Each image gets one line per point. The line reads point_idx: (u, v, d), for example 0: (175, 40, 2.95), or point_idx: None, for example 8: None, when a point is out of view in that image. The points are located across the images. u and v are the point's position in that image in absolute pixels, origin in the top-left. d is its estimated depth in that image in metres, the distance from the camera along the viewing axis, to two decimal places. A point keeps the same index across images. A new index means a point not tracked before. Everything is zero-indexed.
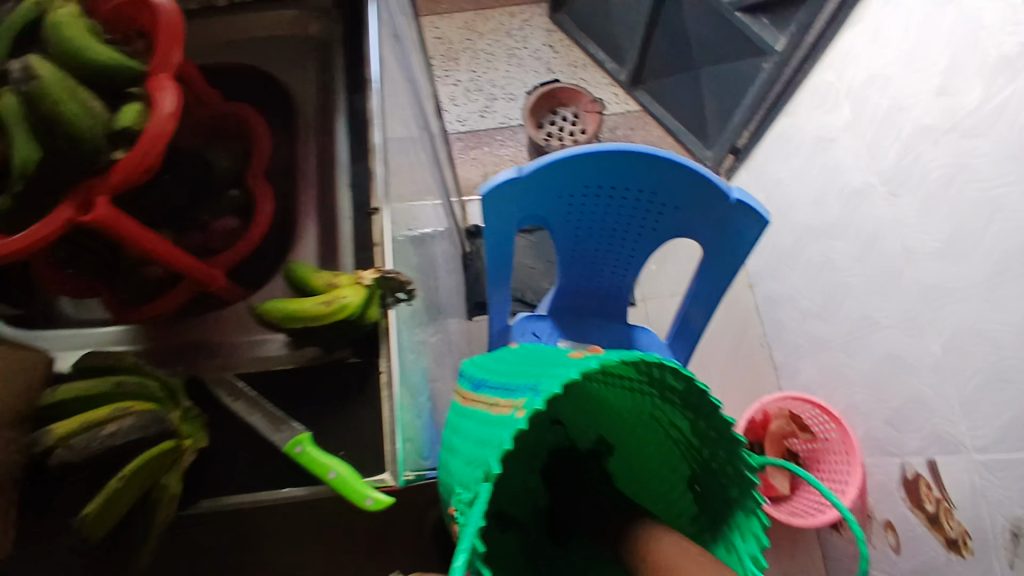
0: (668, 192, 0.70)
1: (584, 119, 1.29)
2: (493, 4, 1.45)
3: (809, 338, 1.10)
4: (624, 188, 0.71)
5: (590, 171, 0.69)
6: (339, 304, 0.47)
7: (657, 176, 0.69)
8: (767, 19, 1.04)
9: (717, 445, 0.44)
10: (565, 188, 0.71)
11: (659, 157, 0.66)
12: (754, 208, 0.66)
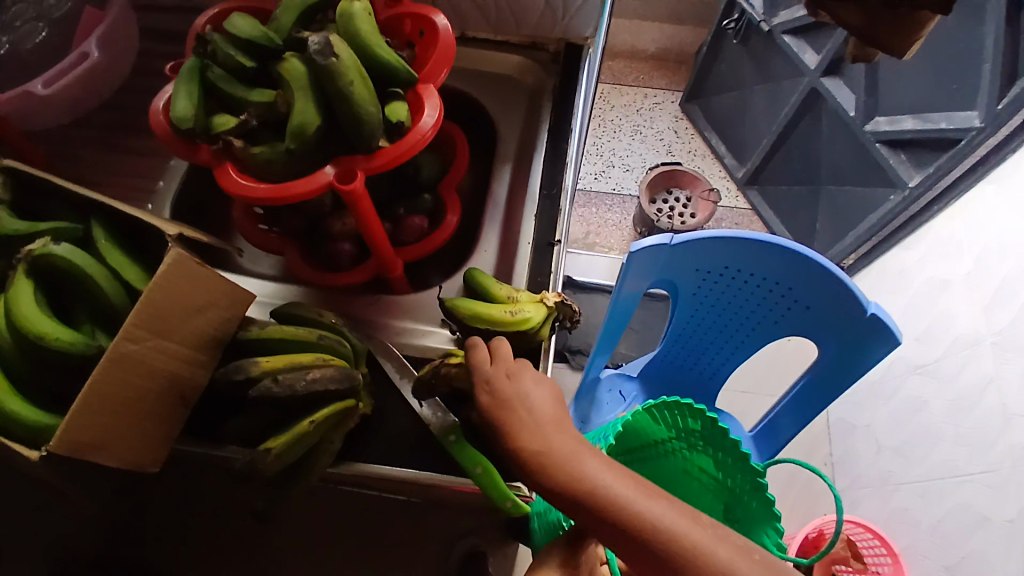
0: (803, 291, 0.74)
1: (695, 204, 1.35)
2: (631, 82, 1.55)
3: (881, 471, 1.09)
4: (759, 277, 0.75)
5: (733, 255, 0.73)
6: (522, 316, 0.52)
7: (797, 275, 0.73)
8: (905, 156, 1.06)
9: (731, 470, 0.66)
10: (705, 265, 0.75)
11: (807, 258, 0.70)
12: (890, 326, 0.68)
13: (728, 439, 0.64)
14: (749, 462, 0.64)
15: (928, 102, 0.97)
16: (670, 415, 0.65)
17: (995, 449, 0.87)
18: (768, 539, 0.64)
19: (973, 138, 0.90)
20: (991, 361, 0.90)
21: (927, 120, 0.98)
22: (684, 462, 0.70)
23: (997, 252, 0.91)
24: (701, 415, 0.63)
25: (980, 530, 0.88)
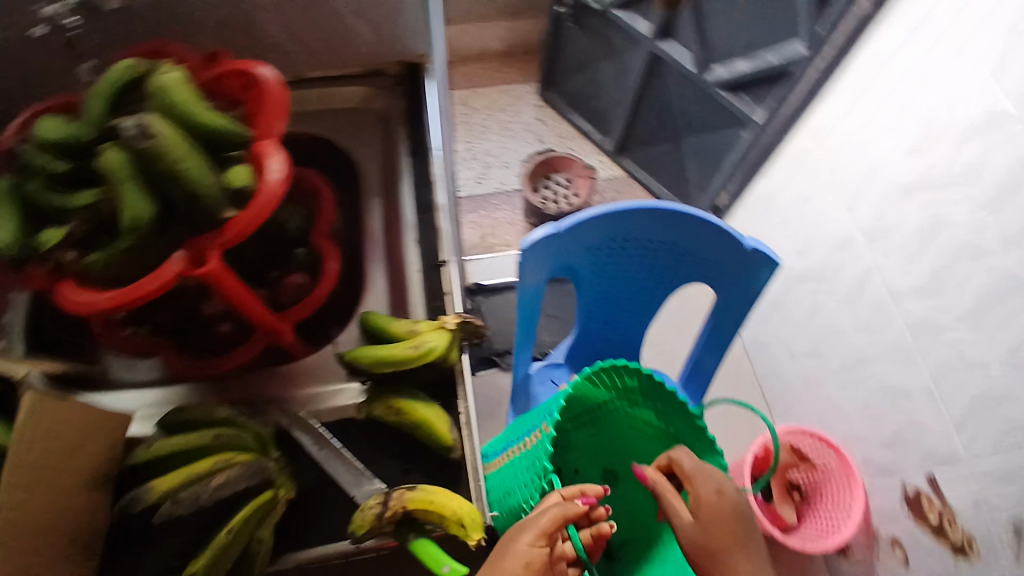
0: (688, 245, 0.78)
1: (576, 183, 1.38)
2: (486, 82, 1.58)
3: (803, 378, 1.18)
4: (647, 240, 0.78)
5: (618, 226, 0.75)
6: (425, 348, 0.50)
7: (680, 230, 0.76)
8: (746, 95, 1.15)
9: (674, 418, 0.69)
10: (594, 242, 0.77)
11: (684, 213, 0.73)
12: (768, 254, 0.73)
13: (666, 390, 0.66)
14: (687, 408, 0.66)
15: (756, 40, 1.08)
16: (612, 378, 0.66)
17: (892, 328, 0.96)
18: (717, 474, 0.68)
19: (804, 63, 1.03)
20: (868, 253, 1.00)
21: (760, 57, 1.08)
22: (630, 417, 0.73)
23: (850, 158, 1.01)
24: (638, 373, 0.65)
25: (904, 403, 0.96)
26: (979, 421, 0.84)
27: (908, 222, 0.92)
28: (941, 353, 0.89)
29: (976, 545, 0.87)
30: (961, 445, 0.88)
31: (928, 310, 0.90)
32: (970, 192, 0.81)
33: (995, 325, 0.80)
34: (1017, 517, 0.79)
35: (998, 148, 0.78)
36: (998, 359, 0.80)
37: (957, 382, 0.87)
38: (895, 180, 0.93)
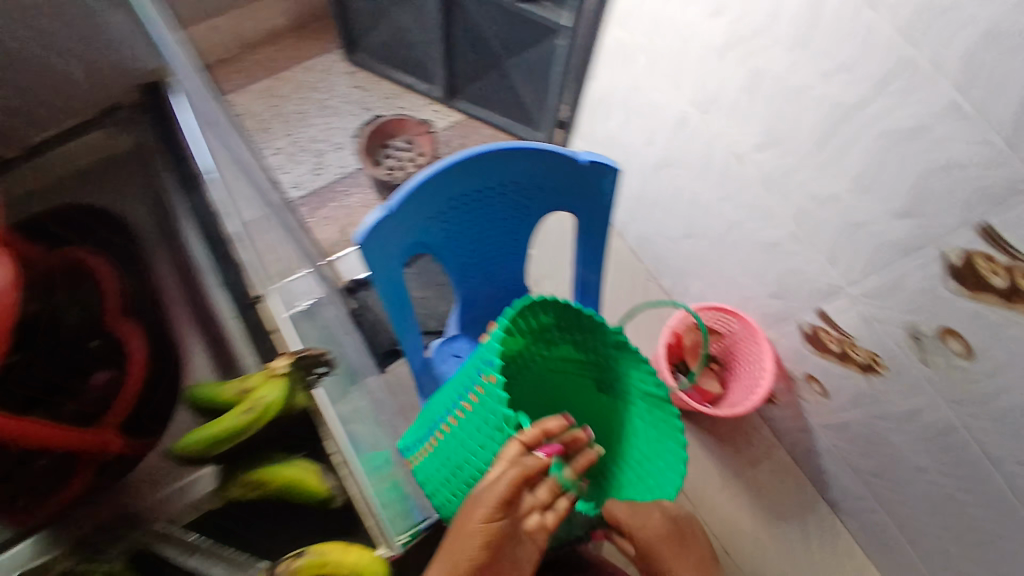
0: (526, 178, 0.77)
1: (418, 143, 1.32)
2: (287, 66, 1.46)
3: (689, 258, 1.23)
4: (487, 189, 0.76)
5: (453, 185, 0.73)
6: (262, 403, 0.60)
7: (514, 168, 0.75)
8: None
9: (593, 340, 0.68)
10: (436, 210, 0.74)
11: (511, 150, 0.72)
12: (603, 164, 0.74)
13: (580, 313, 0.65)
14: (603, 325, 0.66)
15: None
16: (529, 320, 0.64)
17: (747, 187, 1.00)
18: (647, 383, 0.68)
19: None
20: (707, 125, 1.01)
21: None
22: (547, 361, 0.71)
23: (660, 35, 1.00)
24: (553, 304, 0.63)
25: (779, 253, 1.02)
26: (848, 247, 0.89)
27: (727, 82, 0.93)
28: (794, 196, 0.93)
29: (881, 359, 0.94)
30: (842, 274, 0.93)
31: (774, 161, 0.93)
32: (778, 36, 0.82)
33: (837, 152, 0.84)
34: (911, 323, 0.86)
35: None
36: (847, 187, 0.85)
37: (819, 218, 0.91)
38: (709, 45, 0.93)
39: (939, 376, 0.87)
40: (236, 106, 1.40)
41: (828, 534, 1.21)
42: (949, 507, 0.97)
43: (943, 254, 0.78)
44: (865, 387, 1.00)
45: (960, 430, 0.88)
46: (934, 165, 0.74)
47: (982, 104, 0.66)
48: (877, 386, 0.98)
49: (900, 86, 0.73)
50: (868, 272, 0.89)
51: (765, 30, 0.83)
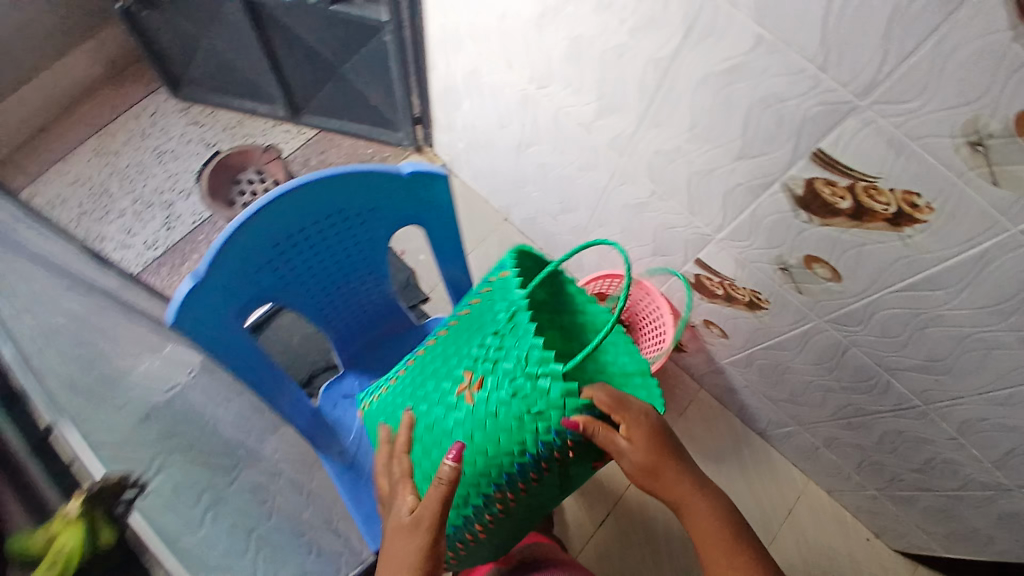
0: (352, 203, 0.71)
1: (269, 171, 1.25)
2: (111, 118, 1.37)
3: (572, 230, 1.21)
4: (316, 224, 0.70)
5: (272, 230, 0.67)
6: (64, 555, 0.56)
7: (338, 196, 0.69)
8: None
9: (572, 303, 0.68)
10: (262, 259, 0.68)
11: (325, 180, 0.66)
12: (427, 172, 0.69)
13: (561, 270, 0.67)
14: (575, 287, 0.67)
15: None
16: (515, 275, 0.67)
17: (600, 153, 0.98)
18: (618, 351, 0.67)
19: None
20: (545, 99, 0.98)
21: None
22: None
23: (478, 14, 0.95)
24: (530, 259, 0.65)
25: (647, 213, 1.00)
26: (703, 194, 0.88)
27: (552, 53, 0.90)
28: (645, 154, 0.91)
29: (762, 295, 0.95)
30: (706, 222, 0.92)
31: (616, 123, 0.91)
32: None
33: (668, 105, 0.81)
34: (778, 257, 0.86)
35: None
36: (686, 139, 0.83)
37: (671, 172, 0.90)
38: (527, 18, 0.88)
39: (815, 302, 0.88)
40: (67, 176, 1.32)
41: (762, 462, 1.25)
42: (860, 418, 1.00)
43: (784, 187, 0.78)
44: (756, 323, 1.01)
45: (852, 349, 0.89)
46: (757, 103, 0.72)
47: (788, 32, 0.64)
48: (766, 321, 0.99)
49: (707, 29, 0.70)
50: (728, 215, 0.88)
51: None
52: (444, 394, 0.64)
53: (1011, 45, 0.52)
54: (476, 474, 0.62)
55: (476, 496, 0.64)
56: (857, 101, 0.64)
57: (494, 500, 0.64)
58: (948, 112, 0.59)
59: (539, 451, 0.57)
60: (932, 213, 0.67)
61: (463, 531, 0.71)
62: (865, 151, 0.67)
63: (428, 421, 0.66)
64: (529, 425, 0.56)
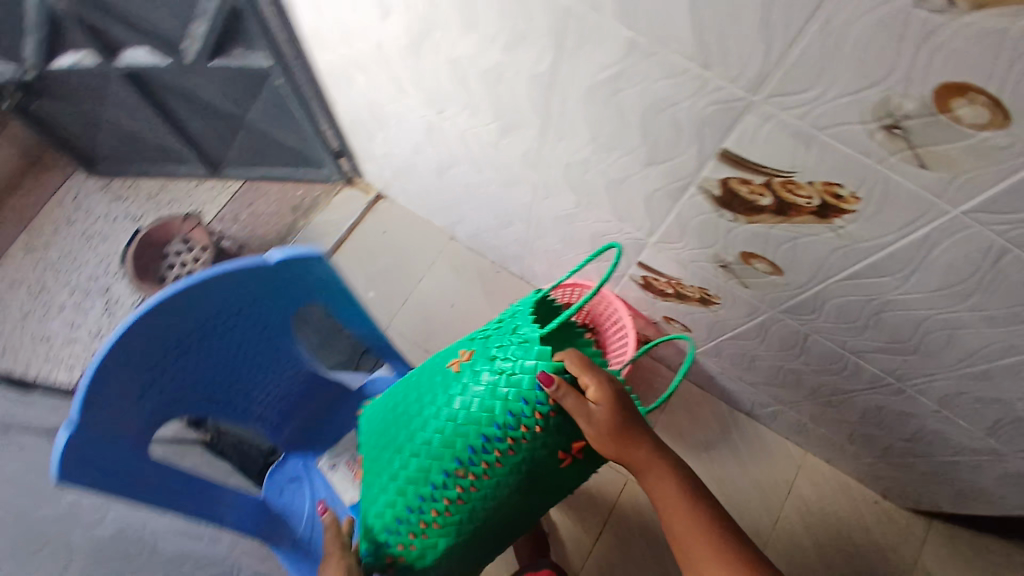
0: (227, 299, 0.67)
1: (195, 239, 1.21)
2: (36, 210, 1.34)
3: (516, 243, 1.15)
4: (195, 331, 0.68)
5: (146, 353, 0.64)
6: None
7: (210, 300, 0.66)
8: (237, 51, 0.98)
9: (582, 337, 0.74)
10: (143, 382, 0.65)
11: (188, 289, 0.63)
12: (295, 254, 0.67)
13: None
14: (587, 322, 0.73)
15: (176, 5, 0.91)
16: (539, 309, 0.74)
17: (514, 170, 0.91)
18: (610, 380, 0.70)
19: None
20: (446, 123, 0.91)
21: (202, 11, 0.92)
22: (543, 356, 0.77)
23: (354, 48, 0.87)
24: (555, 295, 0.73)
25: (578, 222, 0.94)
26: (626, 201, 0.82)
27: (436, 77, 0.82)
28: (559, 167, 0.84)
29: (711, 292, 0.89)
30: (636, 227, 0.86)
31: (520, 141, 0.84)
32: (446, 24, 0.70)
33: (564, 118, 0.74)
34: (716, 256, 0.80)
35: None
36: (591, 150, 0.76)
37: (588, 182, 0.83)
38: (400, 47, 0.80)
39: (764, 295, 0.82)
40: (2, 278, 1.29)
41: (755, 442, 1.20)
42: (840, 397, 0.94)
43: (700, 189, 0.71)
44: (714, 317, 0.95)
45: (813, 336, 0.83)
46: (648, 109, 0.64)
47: (659, 32, 0.55)
48: (722, 314, 0.93)
49: (575, 41, 0.62)
50: (655, 219, 0.81)
51: (432, 22, 0.72)
52: (436, 372, 0.73)
53: (914, 12, 0.43)
54: (442, 444, 0.68)
55: (439, 471, 0.69)
56: (750, 97, 0.56)
57: (454, 480, 0.69)
58: (852, 98, 0.51)
59: (506, 421, 0.65)
60: (859, 202, 0.59)
61: (411, 528, 0.73)
62: (771, 146, 0.59)
63: (412, 400, 0.73)
64: (504, 389, 0.65)
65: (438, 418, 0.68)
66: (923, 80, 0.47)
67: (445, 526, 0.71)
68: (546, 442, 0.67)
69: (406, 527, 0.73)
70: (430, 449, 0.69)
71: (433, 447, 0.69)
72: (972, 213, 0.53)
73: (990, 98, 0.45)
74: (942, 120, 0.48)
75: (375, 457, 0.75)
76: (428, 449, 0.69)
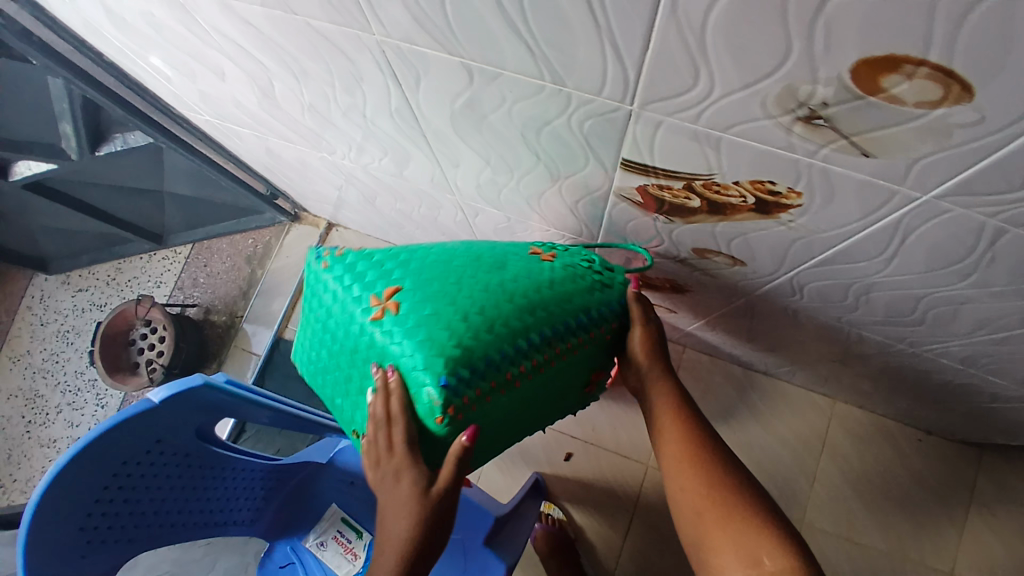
0: (129, 448, 0.64)
1: (155, 319, 1.16)
2: (10, 320, 1.34)
3: None
4: (113, 485, 0.65)
5: (69, 526, 0.62)
6: None
7: (111, 456, 0.63)
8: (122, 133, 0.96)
9: None
10: (82, 550, 0.64)
11: (80, 459, 0.60)
12: (176, 391, 0.61)
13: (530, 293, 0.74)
14: None
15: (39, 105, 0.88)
16: None
17: (431, 194, 0.80)
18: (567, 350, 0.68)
19: (76, 83, 0.79)
20: (343, 162, 0.81)
21: (61, 113, 0.89)
22: None
23: (217, 106, 0.77)
24: None
25: (519, 234, 0.83)
26: (554, 212, 0.70)
27: (306, 123, 0.70)
28: (471, 188, 0.72)
29: (682, 283, 0.77)
30: (577, 234, 0.74)
31: (420, 170, 0.73)
32: (278, 76, 0.60)
33: (448, 146, 0.62)
34: (669, 252, 0.68)
35: (218, 37, 0.56)
36: (492, 171, 0.64)
37: (508, 199, 0.71)
38: (253, 101, 0.70)
39: (734, 283, 0.70)
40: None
41: (778, 400, 1.10)
42: (853, 358, 0.81)
43: (619, 197, 0.59)
44: (695, 301, 0.83)
45: (805, 314, 0.71)
46: (525, 129, 0.52)
47: (486, 56, 0.43)
48: (701, 299, 0.81)
49: (408, 74, 0.50)
50: (592, 225, 0.69)
51: (264, 76, 0.61)
52: (508, 250, 0.62)
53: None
54: (544, 310, 0.57)
55: (540, 331, 0.56)
56: (627, 106, 0.43)
57: (540, 350, 0.56)
58: (749, 92, 0.37)
59: (604, 314, 0.62)
60: (802, 196, 0.46)
61: (473, 389, 0.53)
62: (676, 151, 0.46)
63: (484, 261, 0.59)
64: (598, 292, 0.62)
65: (546, 287, 0.58)
66: (836, 56, 0.32)
67: (499, 403, 0.55)
68: (600, 351, 0.63)
69: (479, 384, 0.53)
70: (532, 309, 0.56)
71: (536, 309, 0.56)
72: (946, 197, 0.40)
73: (934, 68, 0.30)
74: (876, 101, 0.34)
75: (442, 294, 0.55)
76: (524, 311, 0.56)
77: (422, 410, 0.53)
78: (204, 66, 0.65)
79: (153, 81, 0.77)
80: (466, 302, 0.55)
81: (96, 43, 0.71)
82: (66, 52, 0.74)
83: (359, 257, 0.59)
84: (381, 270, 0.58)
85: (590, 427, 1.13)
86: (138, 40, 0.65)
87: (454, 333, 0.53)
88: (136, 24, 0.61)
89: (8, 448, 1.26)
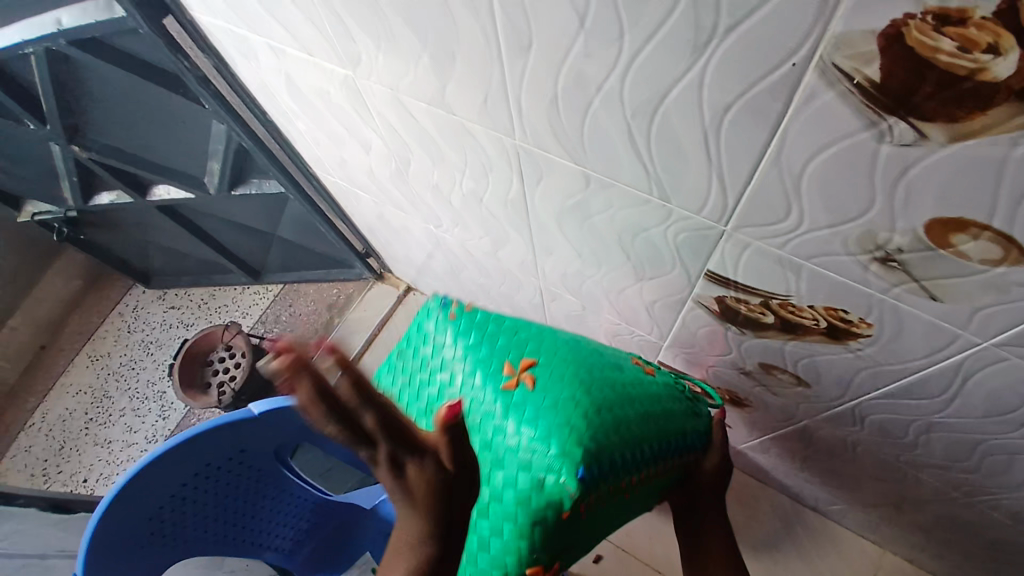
0: (215, 450, 0.71)
1: (236, 346, 1.27)
2: (102, 323, 1.48)
3: None
4: (189, 482, 0.71)
5: (140, 511, 0.67)
6: None
7: (199, 454, 0.70)
8: (254, 179, 1.09)
9: None
10: (141, 536, 0.69)
11: (175, 449, 0.67)
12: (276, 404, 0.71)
13: None
14: None
15: (195, 144, 1.02)
16: None
17: (514, 274, 0.89)
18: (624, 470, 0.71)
19: (238, 132, 0.93)
20: (443, 235, 0.91)
21: (214, 153, 1.02)
22: None
23: (347, 170, 0.89)
24: None
25: (585, 322, 0.90)
26: (630, 308, 0.76)
27: (424, 197, 0.81)
28: (556, 275, 0.80)
29: (742, 396, 0.80)
30: (647, 331, 0.80)
31: (513, 251, 0.81)
32: (417, 156, 0.71)
33: (546, 236, 0.71)
34: (734, 362, 0.72)
35: (376, 119, 0.68)
36: (581, 263, 0.72)
37: (588, 290, 0.78)
38: (383, 171, 0.81)
39: (794, 403, 0.73)
40: (72, 387, 1.41)
41: (822, 537, 1.07)
42: (908, 502, 0.80)
43: (697, 303, 0.65)
44: (750, 416, 0.85)
45: (862, 446, 0.72)
46: (623, 232, 0.60)
47: (605, 168, 0.52)
48: (757, 415, 0.84)
49: (531, 170, 0.59)
50: (665, 326, 0.75)
51: (402, 153, 0.72)
52: (617, 356, 0.68)
53: (878, 148, 0.36)
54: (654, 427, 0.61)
55: (651, 445, 0.60)
56: (721, 226, 0.50)
57: (647, 465, 0.60)
58: (832, 231, 0.43)
59: (692, 440, 0.66)
60: (872, 327, 0.50)
61: (603, 485, 0.56)
62: (759, 271, 0.53)
63: (607, 361, 0.65)
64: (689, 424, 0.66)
65: (654, 403, 0.63)
66: (915, 210, 0.38)
67: (603, 509, 0.58)
68: (669, 481, 0.67)
69: (604, 483, 0.56)
70: (647, 421, 0.61)
71: (649, 419, 0.61)
72: (1005, 346, 0.44)
73: (997, 233, 0.36)
74: (946, 254, 0.39)
75: (576, 380, 0.61)
76: (641, 423, 0.60)
77: (546, 501, 0.55)
78: (352, 137, 0.77)
79: (302, 140, 0.89)
80: (601, 396, 0.59)
81: (265, 102, 0.86)
82: (235, 105, 0.89)
83: (490, 321, 0.67)
84: (514, 342, 0.65)
85: (623, 530, 1.13)
86: (305, 108, 0.78)
87: (590, 425, 0.57)
88: (309, 97, 0.74)
89: (64, 438, 1.35)
